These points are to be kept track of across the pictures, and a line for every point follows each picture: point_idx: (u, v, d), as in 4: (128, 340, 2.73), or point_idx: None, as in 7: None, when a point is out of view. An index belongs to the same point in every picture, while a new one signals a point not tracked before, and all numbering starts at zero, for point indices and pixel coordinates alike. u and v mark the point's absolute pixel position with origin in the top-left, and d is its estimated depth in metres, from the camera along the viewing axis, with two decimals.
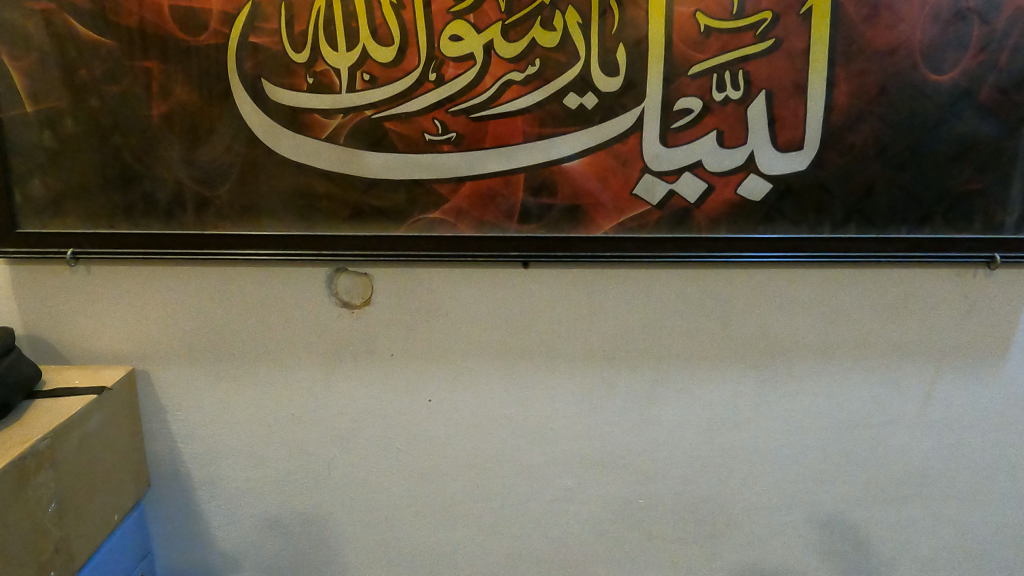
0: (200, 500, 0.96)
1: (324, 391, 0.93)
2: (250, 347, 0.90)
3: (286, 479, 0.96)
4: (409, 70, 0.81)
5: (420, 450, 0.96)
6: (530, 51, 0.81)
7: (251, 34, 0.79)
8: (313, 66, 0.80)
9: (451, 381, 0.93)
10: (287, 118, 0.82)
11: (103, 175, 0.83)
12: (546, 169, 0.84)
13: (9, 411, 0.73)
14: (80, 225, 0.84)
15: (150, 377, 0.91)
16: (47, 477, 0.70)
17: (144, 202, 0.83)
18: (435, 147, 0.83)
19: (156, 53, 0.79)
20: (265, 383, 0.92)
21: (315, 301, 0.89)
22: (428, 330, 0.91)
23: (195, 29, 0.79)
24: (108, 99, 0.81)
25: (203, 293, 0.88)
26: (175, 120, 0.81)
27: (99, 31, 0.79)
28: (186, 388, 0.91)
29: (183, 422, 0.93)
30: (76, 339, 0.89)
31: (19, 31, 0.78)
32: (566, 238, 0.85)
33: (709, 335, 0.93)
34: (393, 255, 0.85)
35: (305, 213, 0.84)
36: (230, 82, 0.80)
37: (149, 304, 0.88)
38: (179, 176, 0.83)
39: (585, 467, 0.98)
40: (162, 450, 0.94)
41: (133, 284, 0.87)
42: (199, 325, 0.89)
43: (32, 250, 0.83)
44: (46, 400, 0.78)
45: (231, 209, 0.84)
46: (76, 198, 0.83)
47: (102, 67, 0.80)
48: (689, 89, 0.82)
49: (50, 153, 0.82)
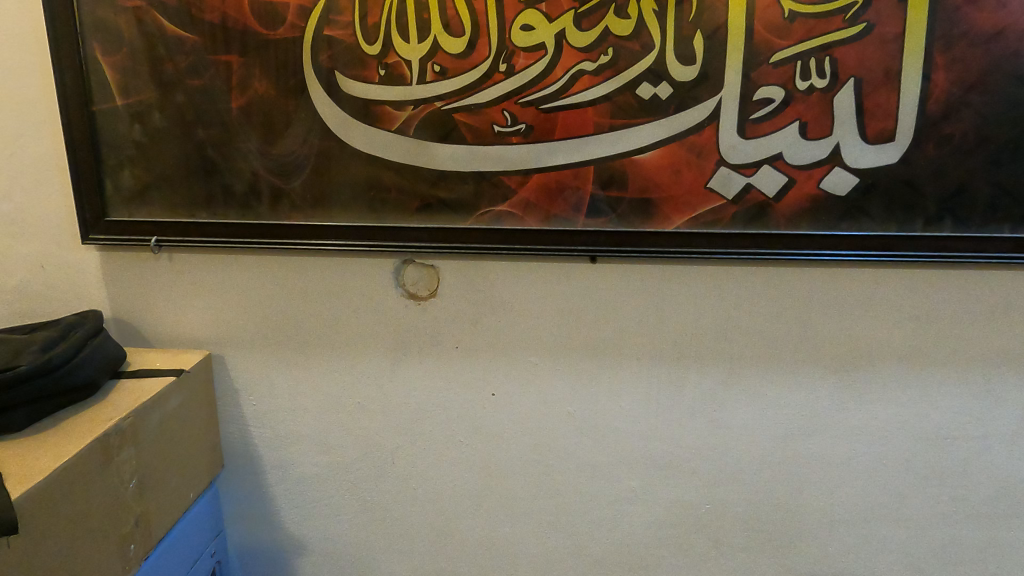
0: (270, 483, 0.99)
1: (389, 381, 0.94)
2: (320, 335, 0.92)
3: (352, 467, 0.98)
4: (479, 61, 0.80)
5: (482, 444, 0.96)
6: (604, 40, 0.78)
7: (327, 26, 0.80)
8: (385, 58, 0.81)
9: (515, 376, 0.93)
10: (359, 110, 0.82)
11: (185, 165, 0.86)
12: (617, 162, 0.82)
13: (95, 390, 0.77)
14: (164, 214, 0.87)
15: (226, 362, 0.94)
16: (129, 455, 0.73)
17: (223, 192, 0.86)
18: (505, 139, 0.82)
19: (237, 47, 0.81)
20: (333, 371, 0.94)
21: (382, 293, 0.90)
22: (493, 323, 0.90)
23: (273, 22, 0.80)
24: (191, 93, 0.83)
25: (276, 281, 0.90)
26: (253, 112, 0.83)
27: (184, 27, 0.81)
28: (260, 374, 0.94)
29: (255, 406, 0.96)
30: (158, 324, 0.93)
31: (112, 27, 0.82)
32: (635, 233, 0.83)
33: (785, 337, 0.89)
34: (460, 247, 0.85)
35: (375, 204, 0.85)
36: (306, 75, 0.82)
37: (225, 291, 0.91)
38: (256, 167, 0.85)
39: (650, 469, 0.96)
40: (235, 432, 0.97)
41: (212, 272, 0.90)
42: (272, 313, 0.92)
43: (119, 237, 0.88)
44: (130, 381, 0.81)
45: (304, 199, 0.86)
46: (161, 187, 0.87)
47: (187, 61, 0.82)
48: (770, 78, 0.78)
49: (138, 143, 0.85)
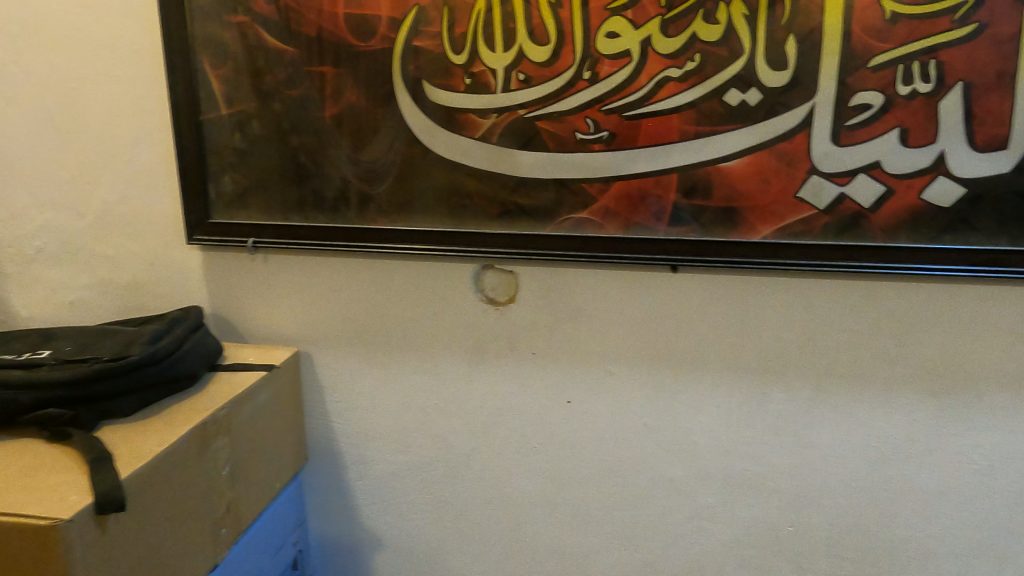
0: (350, 479, 1.02)
1: (466, 384, 0.95)
2: (401, 337, 0.95)
3: (428, 467, 1.00)
4: (563, 69, 0.80)
5: (556, 451, 0.96)
6: (690, 46, 0.77)
7: (416, 37, 0.83)
8: (471, 67, 0.82)
9: (590, 384, 0.92)
10: (445, 118, 0.85)
11: (281, 171, 0.90)
12: (702, 169, 0.80)
13: (195, 380, 0.82)
14: (261, 217, 0.92)
15: (312, 359, 0.98)
16: (223, 444, 0.78)
17: (314, 197, 0.90)
18: (586, 146, 0.82)
19: (331, 58, 0.85)
20: (413, 373, 0.96)
21: (461, 297, 0.92)
22: (570, 331, 0.90)
23: (365, 35, 0.84)
24: (288, 103, 0.88)
25: (361, 283, 0.94)
26: (344, 121, 0.87)
27: (284, 41, 0.86)
28: (343, 372, 0.98)
29: (338, 403, 0.99)
30: (252, 321, 0.98)
31: (220, 42, 0.87)
32: (720, 242, 0.81)
33: (879, 355, 0.84)
34: (540, 254, 0.86)
35: (457, 210, 0.87)
36: (395, 85, 0.85)
37: (315, 291, 0.95)
38: (345, 173, 0.88)
39: (729, 486, 0.93)
40: (319, 427, 1.01)
41: (302, 273, 0.95)
42: (357, 313, 0.95)
43: (220, 238, 0.93)
44: (226, 373, 0.86)
45: (390, 205, 0.89)
46: (259, 192, 0.92)
47: (285, 73, 0.87)
48: (868, 82, 0.74)
49: (239, 150, 0.91)
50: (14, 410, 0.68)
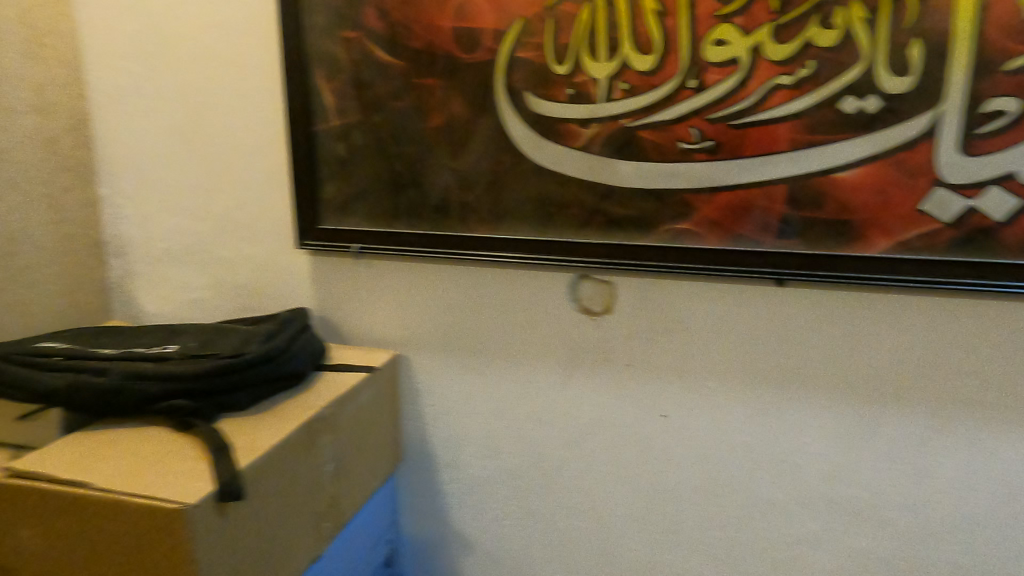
0: (442, 481, 1.04)
1: (559, 393, 0.95)
2: (496, 344, 0.96)
3: (518, 474, 1.00)
4: (667, 78, 0.79)
5: (650, 466, 0.94)
6: (803, 52, 0.74)
7: (520, 48, 0.84)
8: (574, 77, 0.83)
9: (687, 398, 0.90)
10: (546, 127, 0.85)
11: (386, 179, 0.94)
12: (813, 180, 0.77)
13: (303, 378, 0.86)
14: (366, 223, 0.96)
15: (410, 363, 1.01)
16: (329, 441, 0.81)
17: (417, 204, 0.93)
18: (690, 156, 0.80)
19: (437, 71, 0.88)
20: (507, 379, 0.97)
21: (557, 306, 0.92)
22: (668, 343, 0.89)
23: (471, 47, 0.86)
24: (394, 114, 0.91)
25: (459, 289, 0.95)
26: (448, 131, 0.89)
27: (393, 54, 0.89)
28: (439, 376, 1.00)
29: (433, 406, 1.01)
30: (354, 323, 1.02)
31: (333, 56, 0.92)
32: (832, 256, 0.77)
33: (1010, 381, 0.78)
34: (639, 264, 0.85)
35: (556, 219, 0.87)
36: (498, 95, 0.86)
37: (414, 296, 0.98)
38: (447, 182, 0.91)
39: (834, 513, 0.88)
40: (414, 429, 1.03)
41: (403, 278, 0.98)
42: (454, 319, 0.97)
43: (328, 243, 0.98)
44: (331, 373, 0.90)
45: (490, 213, 0.90)
46: (365, 199, 0.95)
47: (393, 85, 0.90)
48: (1004, 87, 0.69)
49: (347, 159, 0.95)
50: (145, 400, 0.73)
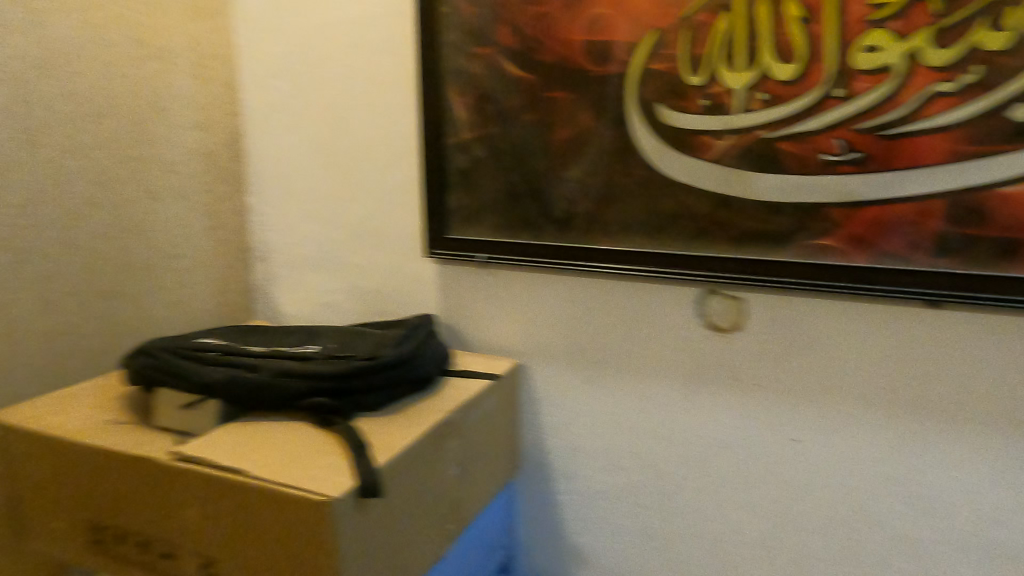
0: (558, 492, 1.04)
1: (682, 410, 0.93)
2: (618, 357, 0.95)
3: (636, 490, 0.98)
4: (811, 87, 0.76)
5: (777, 492, 0.90)
6: (968, 57, 0.69)
7: (653, 60, 0.83)
8: (709, 87, 0.81)
9: (823, 423, 0.85)
10: (677, 140, 0.84)
11: (513, 191, 0.95)
12: (977, 195, 0.71)
13: (431, 383, 0.89)
14: (492, 234, 0.98)
15: (530, 372, 1.02)
16: (455, 445, 0.83)
17: (543, 216, 0.94)
18: (834, 168, 0.76)
19: (568, 84, 0.89)
20: (627, 393, 0.96)
21: (683, 321, 0.90)
22: (802, 364, 0.85)
23: (603, 60, 0.86)
24: (524, 127, 0.93)
25: (583, 300, 0.96)
26: (576, 143, 0.90)
27: (524, 69, 0.91)
28: (559, 387, 1.00)
29: (552, 416, 1.02)
30: (476, 331, 1.04)
31: (467, 72, 0.95)
32: (997, 278, 0.71)
33: None
34: (774, 281, 0.81)
35: (685, 232, 0.86)
36: (628, 108, 0.86)
37: (537, 306, 0.99)
38: (575, 194, 0.91)
39: (990, 560, 0.80)
40: (532, 438, 1.04)
41: (527, 288, 0.99)
42: (576, 330, 0.97)
43: (455, 252, 1.01)
44: (456, 379, 0.92)
45: (617, 225, 0.90)
46: (492, 210, 0.97)
47: (523, 98, 0.92)
48: None
49: (476, 171, 0.97)
50: (291, 396, 0.78)
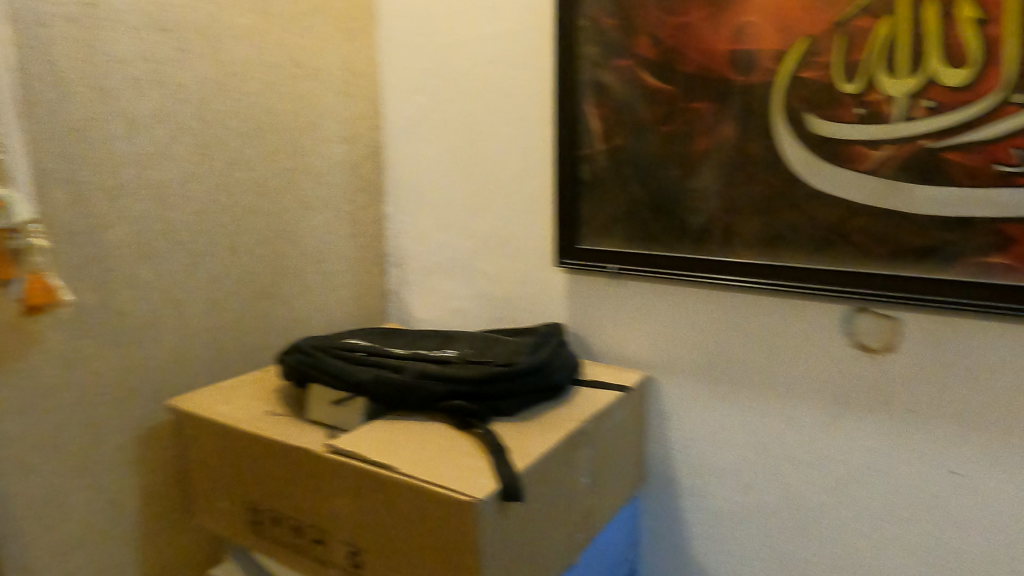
0: (684, 509, 1.02)
1: (824, 433, 0.88)
2: (754, 374, 0.92)
3: (769, 513, 0.95)
4: (985, 93, 0.71)
5: (930, 528, 0.83)
6: None
7: (803, 68, 0.80)
8: (865, 95, 0.77)
9: (988, 456, 0.78)
10: (827, 150, 0.80)
11: (647, 202, 0.95)
12: None
13: (563, 391, 0.90)
14: (625, 245, 0.98)
15: (659, 385, 1.01)
16: (588, 455, 0.84)
17: (678, 228, 0.93)
18: (1011, 181, 0.71)
19: (709, 94, 0.87)
20: (763, 412, 0.92)
21: (828, 340, 0.86)
22: (965, 392, 0.78)
23: (748, 69, 0.84)
24: (661, 138, 0.92)
25: (718, 314, 0.93)
26: (716, 154, 0.88)
27: (663, 80, 0.90)
28: (689, 402, 0.98)
29: (681, 431, 1.00)
30: (604, 342, 1.04)
31: (603, 84, 0.95)
32: None
33: None
34: (936, 301, 0.76)
35: (834, 247, 0.82)
36: (774, 117, 0.83)
37: (669, 319, 0.98)
38: (713, 206, 0.89)
39: None
40: (659, 452, 1.03)
41: (659, 301, 0.98)
42: (709, 345, 0.95)
43: (587, 263, 1.01)
44: (586, 389, 0.93)
45: (758, 238, 0.87)
46: (625, 221, 0.97)
47: (661, 110, 0.91)
48: None
49: (610, 182, 0.98)
50: (433, 398, 0.82)
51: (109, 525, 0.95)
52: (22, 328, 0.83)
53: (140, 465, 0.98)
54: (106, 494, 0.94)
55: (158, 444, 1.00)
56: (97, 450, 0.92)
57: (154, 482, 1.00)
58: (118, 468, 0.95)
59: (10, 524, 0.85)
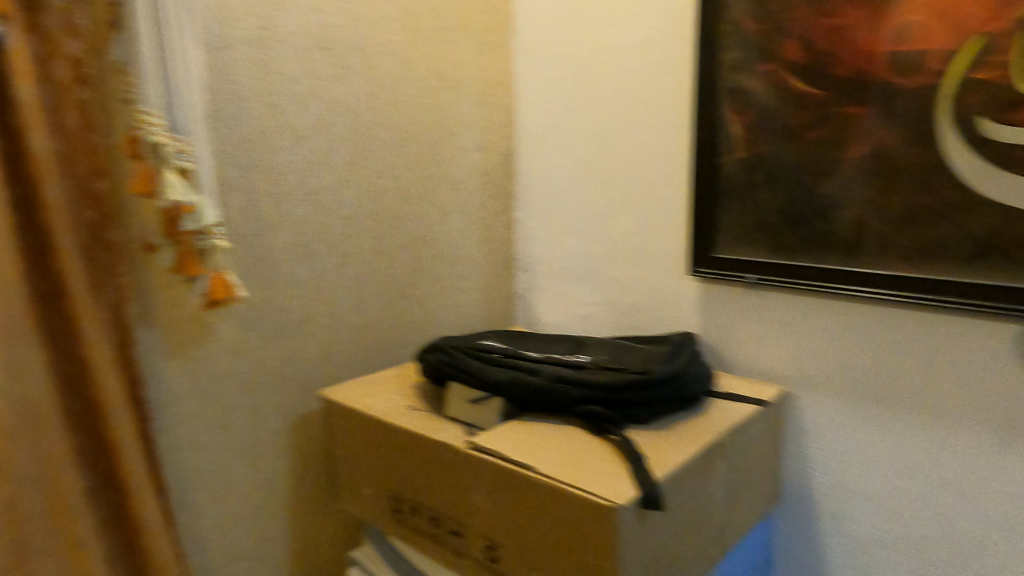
0: (822, 531, 0.98)
1: (989, 462, 0.82)
2: (908, 394, 0.87)
3: (921, 544, 0.89)
4: None
5: None
6: None
7: (976, 70, 0.75)
8: None
9: None
10: (1003, 157, 0.74)
11: (791, 211, 0.92)
12: None
13: (697, 402, 0.89)
14: (765, 254, 0.95)
15: (798, 401, 0.97)
16: (724, 469, 0.82)
17: (825, 238, 0.89)
18: None
19: (864, 99, 0.83)
20: (917, 435, 0.87)
21: (997, 362, 0.79)
22: None
23: (910, 72, 0.79)
24: (808, 144, 0.89)
25: (867, 330, 0.89)
26: (871, 161, 0.84)
27: (812, 84, 0.87)
28: (832, 420, 0.94)
29: (822, 450, 0.96)
30: (739, 354, 1.02)
31: (746, 90, 0.93)
32: None
33: None
34: None
35: (1008, 261, 0.76)
36: (940, 122, 0.78)
37: (812, 332, 0.94)
38: (865, 215, 0.85)
39: None
40: (796, 470, 0.99)
41: (801, 313, 0.94)
42: (857, 361, 0.90)
43: (723, 272, 0.99)
44: (721, 401, 0.91)
45: (916, 251, 0.82)
46: (765, 230, 0.94)
47: (809, 115, 0.88)
48: None
49: (751, 190, 0.95)
50: (568, 402, 0.83)
51: (265, 502, 1.04)
52: (202, 320, 0.93)
53: (292, 448, 1.06)
54: (263, 473, 1.03)
55: (308, 430, 1.08)
56: (258, 433, 1.02)
57: (303, 465, 1.08)
58: (274, 451, 1.04)
59: (186, 495, 0.95)
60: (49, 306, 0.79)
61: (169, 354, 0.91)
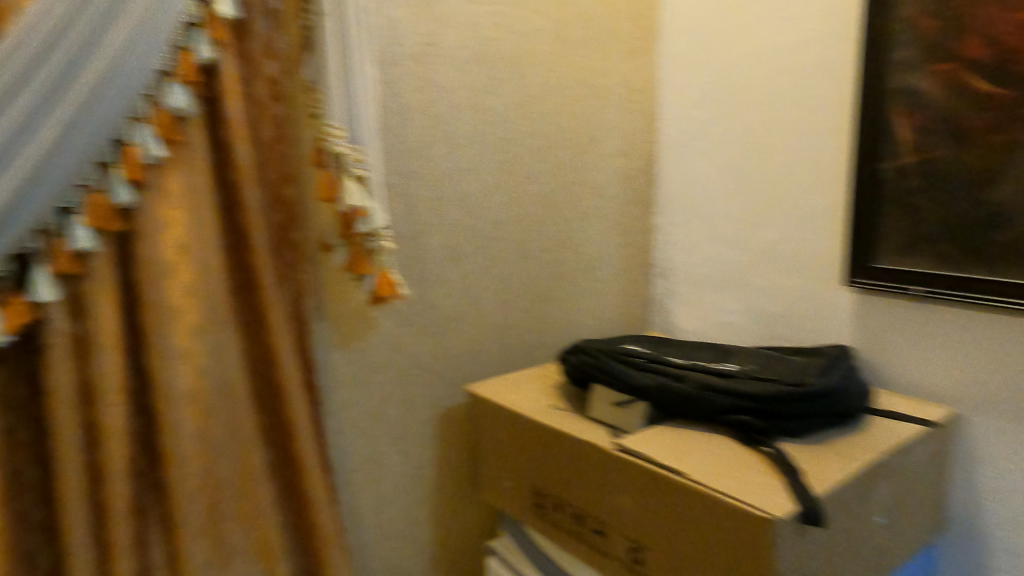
0: (996, 567, 0.90)
1: None
2: None
3: None
4: None
5: None
6: None
7: None
8: None
9: None
10: None
11: (968, 220, 0.85)
12: None
13: (854, 418, 0.85)
14: (934, 265, 0.89)
15: (969, 424, 0.90)
16: (886, 490, 0.78)
17: (1007, 249, 0.82)
18: None
19: None
20: None
21: None
22: None
23: None
24: (989, 148, 0.82)
25: None
26: None
27: (997, 83, 0.81)
28: (1010, 447, 0.86)
29: (998, 478, 0.88)
30: (900, 370, 0.96)
31: (916, 90, 0.88)
32: None
33: None
34: None
35: None
36: None
37: (988, 351, 0.87)
38: None
39: None
40: (965, 498, 0.92)
41: (976, 329, 0.87)
42: None
43: (885, 283, 0.94)
44: (880, 419, 0.86)
45: None
46: (935, 240, 0.88)
47: (991, 117, 0.82)
48: None
49: (919, 196, 0.89)
50: (715, 410, 0.82)
51: (413, 488, 1.11)
52: (365, 314, 1.01)
53: (438, 439, 1.12)
54: (411, 461, 1.10)
55: (453, 422, 1.14)
56: (409, 423, 1.09)
57: (447, 456, 1.14)
58: (422, 440, 1.11)
59: (346, 476, 1.03)
60: (244, 297, 0.89)
61: (336, 345, 0.99)
